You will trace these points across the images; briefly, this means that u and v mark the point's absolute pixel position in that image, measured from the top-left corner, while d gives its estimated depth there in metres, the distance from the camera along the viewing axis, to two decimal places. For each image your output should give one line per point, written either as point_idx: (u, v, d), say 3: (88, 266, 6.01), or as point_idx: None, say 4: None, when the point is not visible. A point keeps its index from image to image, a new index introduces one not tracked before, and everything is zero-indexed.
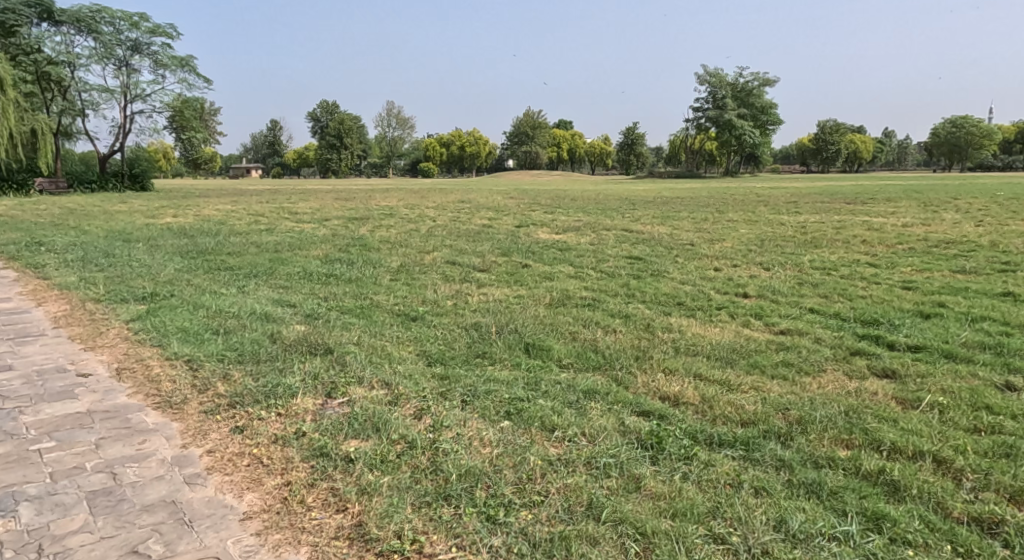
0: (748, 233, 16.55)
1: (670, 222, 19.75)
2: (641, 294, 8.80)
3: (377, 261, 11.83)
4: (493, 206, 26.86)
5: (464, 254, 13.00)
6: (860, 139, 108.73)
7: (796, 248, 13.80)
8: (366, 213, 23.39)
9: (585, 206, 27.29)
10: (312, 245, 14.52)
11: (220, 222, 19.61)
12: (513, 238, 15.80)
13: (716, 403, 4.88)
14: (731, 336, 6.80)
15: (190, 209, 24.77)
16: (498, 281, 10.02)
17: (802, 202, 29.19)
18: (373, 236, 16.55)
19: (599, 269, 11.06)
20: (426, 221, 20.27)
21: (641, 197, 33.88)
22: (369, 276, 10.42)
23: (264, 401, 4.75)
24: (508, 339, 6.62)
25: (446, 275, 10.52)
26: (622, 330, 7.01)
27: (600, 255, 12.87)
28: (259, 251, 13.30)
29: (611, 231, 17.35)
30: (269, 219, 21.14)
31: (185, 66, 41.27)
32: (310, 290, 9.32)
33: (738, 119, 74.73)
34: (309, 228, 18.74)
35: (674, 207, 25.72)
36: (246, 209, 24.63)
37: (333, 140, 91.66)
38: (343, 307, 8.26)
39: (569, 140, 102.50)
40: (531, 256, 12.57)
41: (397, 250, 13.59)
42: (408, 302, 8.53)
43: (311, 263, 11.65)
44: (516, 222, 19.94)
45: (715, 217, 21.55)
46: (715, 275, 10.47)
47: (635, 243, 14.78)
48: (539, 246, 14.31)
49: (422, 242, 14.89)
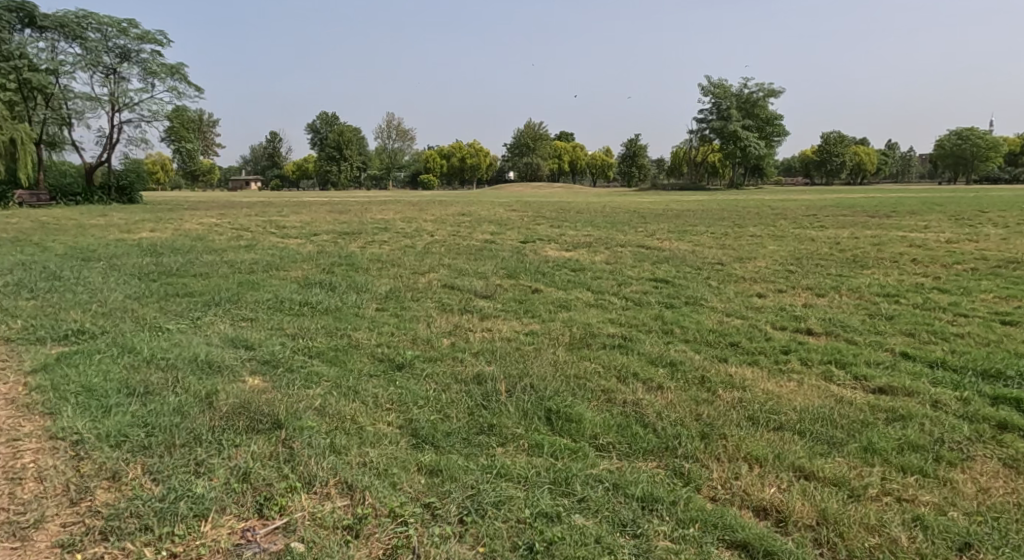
0: (779, 251, 14.97)
1: (688, 238, 18.17)
2: (681, 332, 7.17)
3: (362, 286, 10.21)
4: (495, 220, 25.25)
5: (465, 276, 11.41)
6: (865, 151, 107.28)
7: (840, 268, 12.18)
8: (359, 227, 21.78)
9: (593, 219, 25.65)
10: (293, 265, 12.92)
11: (199, 238, 18.01)
12: (519, 257, 14.23)
13: (837, 535, 3.30)
14: (817, 397, 5.17)
15: (171, 223, 23.13)
16: (504, 311, 8.41)
17: (821, 215, 27.59)
18: (365, 253, 14.98)
19: (622, 296, 9.44)
20: (423, 237, 18.65)
21: (650, 210, 32.26)
22: (353, 305, 8.80)
23: (153, 529, 3.23)
24: (522, 402, 4.98)
25: (444, 304, 8.90)
26: (671, 388, 5.37)
27: (620, 277, 11.26)
28: (231, 272, 11.70)
29: (627, 248, 15.73)
30: (254, 234, 19.53)
31: (176, 74, 39.87)
32: (277, 325, 7.70)
33: (743, 131, 73.42)
34: (296, 244, 17.15)
35: (689, 221, 24.12)
36: (232, 223, 23.06)
37: (333, 152, 90.41)
38: (313, 351, 6.61)
39: (571, 151, 101.19)
40: (540, 279, 10.96)
41: (389, 271, 11.97)
42: (393, 343, 6.87)
43: (286, 287, 10.05)
44: (520, 237, 18.33)
45: (736, 232, 19.93)
46: (761, 304, 8.85)
47: (657, 263, 13.16)
48: (549, 266, 12.71)
49: (418, 261, 13.30)
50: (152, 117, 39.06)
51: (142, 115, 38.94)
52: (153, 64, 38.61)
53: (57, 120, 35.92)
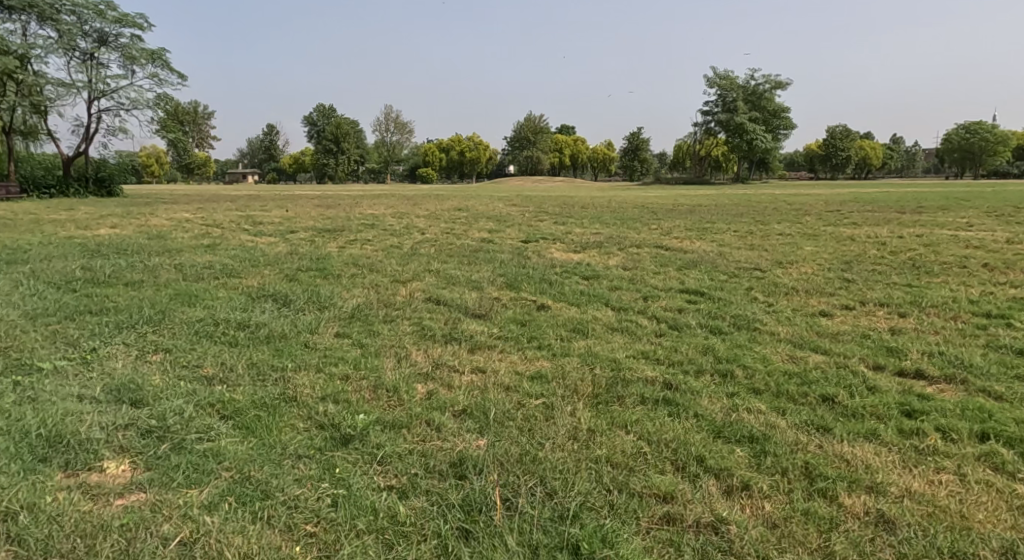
0: (820, 253, 12.96)
1: (710, 237, 16.15)
2: (748, 379, 5.17)
3: (326, 301, 8.20)
4: (494, 215, 23.19)
5: (455, 285, 9.41)
6: (871, 146, 105.24)
7: (904, 276, 10.19)
8: (344, 224, 19.81)
9: (600, 215, 23.69)
10: (253, 270, 10.93)
11: (160, 236, 16.02)
12: (520, 260, 12.24)
13: None
14: (1005, 515, 3.20)
15: (139, 218, 21.12)
16: (502, 341, 6.41)
17: (845, 211, 25.58)
18: (342, 255, 12.99)
19: (653, 318, 7.43)
20: (413, 235, 16.71)
21: (661, 204, 30.20)
22: (305, 329, 6.79)
23: None
24: (527, 534, 3.10)
25: (423, 327, 6.90)
26: (764, 492, 3.41)
27: (643, 288, 9.27)
28: (173, 280, 9.72)
29: (643, 249, 13.77)
30: (224, 231, 17.51)
31: (158, 60, 37.82)
32: (195, 363, 5.68)
33: (750, 123, 71.25)
34: (267, 243, 15.15)
35: (706, 217, 22.09)
36: (205, 219, 21.06)
37: (330, 144, 88.29)
38: (227, 410, 4.62)
39: (572, 145, 99.15)
40: (546, 291, 8.95)
41: (364, 279, 9.97)
42: (345, 394, 4.86)
43: (232, 302, 8.08)
44: (522, 236, 16.37)
45: (762, 230, 17.91)
46: (834, 328, 6.82)
47: (683, 268, 11.15)
48: (556, 272, 10.74)
49: (401, 265, 11.31)
50: (132, 105, 37.07)
51: (121, 103, 36.93)
52: (132, 48, 36.55)
53: (31, 108, 33.96)
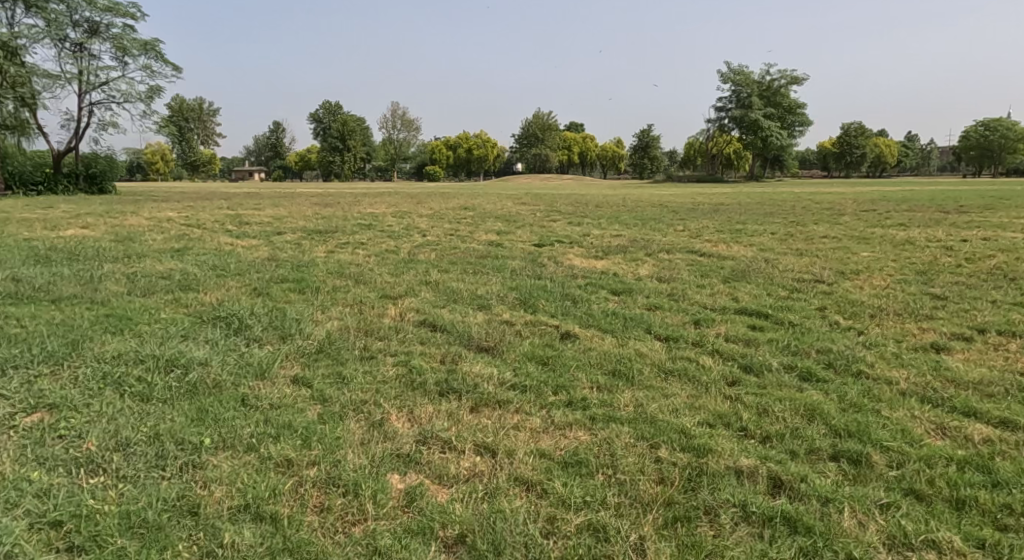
0: (884, 261, 11.11)
1: (746, 241, 14.31)
2: (899, 473, 3.39)
3: (291, 328, 6.42)
4: (502, 216, 21.34)
5: (456, 304, 7.62)
6: (887, 144, 102.83)
7: (1004, 290, 8.33)
8: (339, 225, 18.06)
9: (618, 215, 21.92)
10: (218, 282, 9.17)
11: (129, 238, 14.28)
12: (535, 269, 10.44)
13: None
14: None
15: (116, 218, 19.36)
16: (518, 395, 4.61)
17: (882, 210, 23.65)
18: (328, 262, 11.22)
19: (716, 355, 5.61)
20: (413, 237, 14.95)
21: (679, 204, 28.37)
22: (252, 376, 5.01)
23: None
24: None
25: (412, 371, 5.09)
26: None
27: (690, 308, 7.46)
28: (114, 295, 7.99)
29: (675, 256, 11.98)
30: (203, 233, 15.74)
31: (151, 51, 36.21)
32: (75, 433, 3.92)
33: (765, 120, 69.08)
34: (248, 247, 13.41)
35: (733, 218, 20.17)
36: (189, 218, 19.36)
37: (336, 142, 86.50)
38: (80, 539, 2.92)
39: (582, 142, 97.21)
40: (571, 314, 7.14)
41: (347, 296, 8.19)
42: (276, 503, 3.18)
43: (170, 329, 6.31)
44: (534, 239, 14.56)
45: (801, 233, 16.03)
46: (971, 373, 4.99)
47: (730, 280, 9.35)
48: (579, 285, 8.93)
49: (395, 276, 9.55)
50: (124, 98, 35.46)
51: (112, 96, 35.33)
52: (124, 39, 34.96)
53: (16, 100, 32.40)
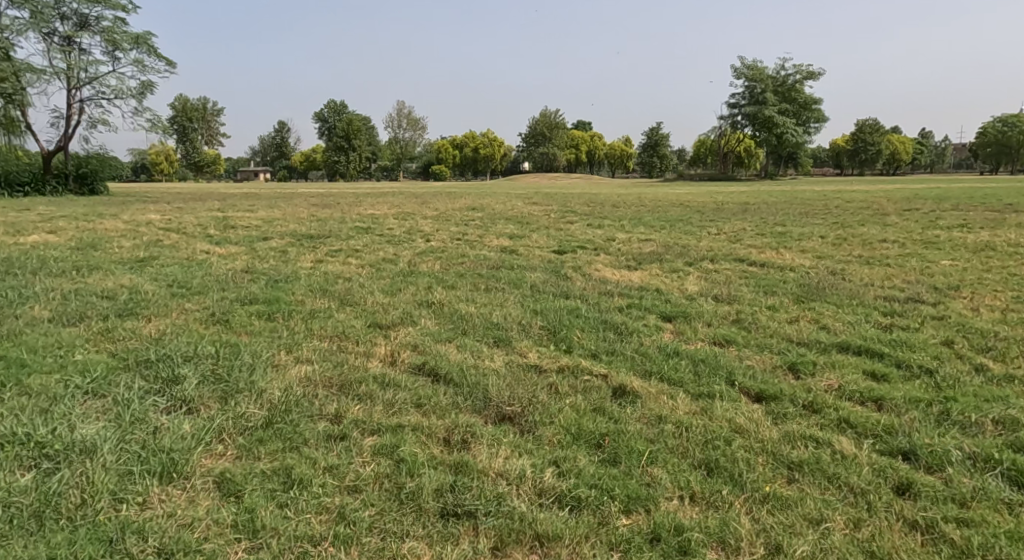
0: (975, 272, 9.29)
1: (796, 246, 12.48)
2: None
3: (240, 380, 4.66)
4: (513, 217, 19.53)
5: (466, 340, 5.88)
6: (902, 141, 100.40)
7: None
8: (335, 228, 16.33)
9: (639, 216, 20.13)
10: (171, 304, 7.45)
11: (92, 244, 12.58)
12: (560, 284, 8.67)
13: None
14: None
15: (89, 221, 17.65)
16: (571, 526, 2.92)
17: (925, 211, 21.74)
18: (313, 275, 9.48)
19: (849, 429, 3.83)
20: (414, 244, 13.22)
21: (702, 203, 26.46)
22: (152, 476, 3.26)
23: None
24: None
25: (402, 468, 3.34)
26: None
27: (773, 345, 5.67)
28: (28, 324, 6.27)
29: (721, 266, 10.21)
30: (179, 239, 14.01)
31: (143, 45, 34.64)
32: None
33: (779, 116, 67.02)
34: (226, 256, 11.69)
35: (766, 219, 18.31)
36: (171, 222, 17.64)
37: (341, 141, 84.72)
38: None
39: (590, 141, 95.37)
40: (620, 354, 5.37)
41: (326, 324, 6.43)
42: None
43: (67, 382, 4.55)
44: (553, 245, 12.82)
45: (853, 236, 14.19)
46: None
47: (804, 299, 7.58)
48: (619, 307, 7.15)
49: (390, 295, 7.81)
50: (115, 94, 33.90)
51: (103, 92, 33.77)
52: (115, 32, 33.37)
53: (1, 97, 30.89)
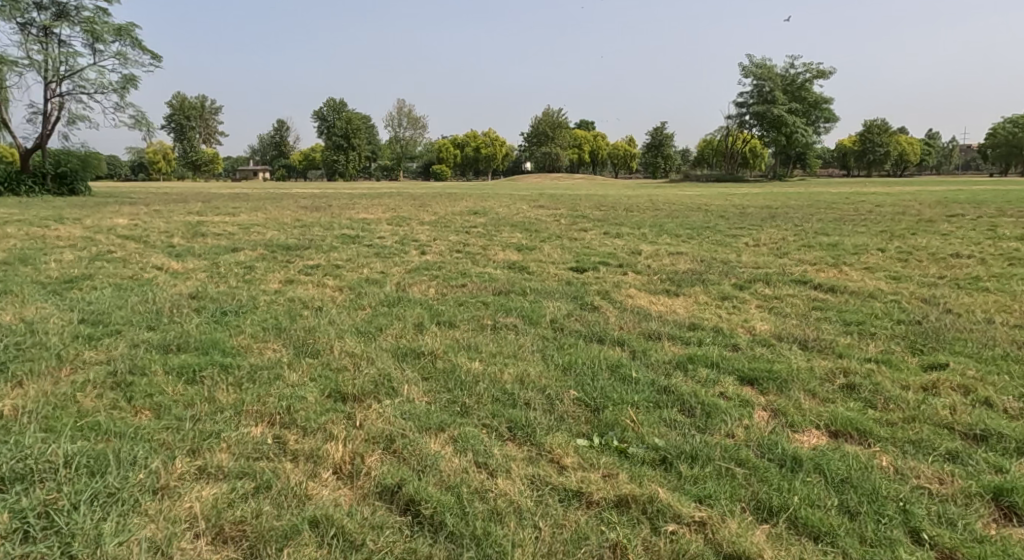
0: None
1: (857, 264, 10.53)
2: None
3: (76, 535, 2.81)
4: (519, 223, 17.55)
5: (466, 428, 3.95)
6: (910, 142, 98.35)
7: None
8: (319, 237, 14.38)
9: (657, 222, 18.14)
10: (66, 351, 5.46)
11: (24, 257, 10.61)
12: (587, 320, 6.75)
13: None
14: None
15: (44, 227, 15.71)
16: None
17: (971, 216, 19.71)
18: (275, 302, 7.53)
19: None
20: (406, 257, 11.28)
21: (721, 207, 24.47)
22: None
23: None
24: None
25: None
26: None
27: (936, 439, 3.71)
28: None
29: (779, 292, 8.28)
30: (135, 250, 12.08)
31: (126, 37, 32.72)
32: None
33: (789, 115, 64.86)
34: (179, 273, 9.76)
35: (803, 226, 16.32)
36: (133, 228, 15.65)
37: (340, 140, 82.48)
38: None
39: (594, 140, 93.34)
40: (707, 467, 3.45)
41: (264, 398, 4.47)
42: None
43: None
44: (568, 260, 10.89)
45: (916, 250, 12.22)
46: None
47: (919, 347, 5.63)
48: (677, 363, 5.20)
49: (366, 340, 5.87)
50: (95, 88, 31.96)
51: (82, 86, 31.86)
52: (95, 22, 31.41)
53: None
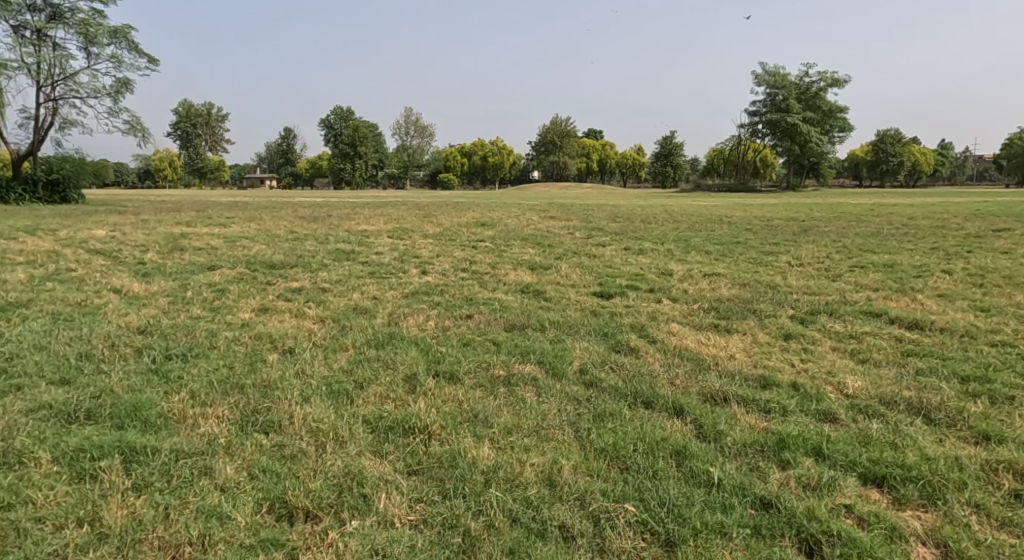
0: None
1: (927, 290, 9.03)
2: None
3: None
4: (530, 236, 16.11)
5: None
6: (924, 152, 96.51)
7: None
8: (309, 252, 12.99)
9: (680, 236, 16.67)
10: None
11: None
12: (627, 369, 5.26)
13: None
14: None
15: (13, 239, 14.32)
16: None
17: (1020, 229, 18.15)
18: (237, 341, 6.10)
19: None
20: (403, 277, 9.84)
21: (744, 218, 22.93)
22: None
23: None
24: None
25: None
26: None
27: None
28: None
29: (853, 328, 6.79)
30: (99, 268, 10.66)
31: (121, 39, 31.54)
32: None
33: (804, 124, 63.25)
34: (138, 298, 8.34)
35: (844, 242, 14.79)
36: (108, 240, 14.28)
37: (346, 148, 81.33)
38: None
39: (603, 149, 92.00)
40: None
41: (174, 517, 3.04)
42: None
43: None
44: (589, 282, 9.43)
45: (985, 272, 10.70)
46: None
47: None
48: (765, 448, 3.72)
49: (339, 403, 4.40)
50: (89, 92, 30.77)
51: (76, 91, 30.67)
52: (90, 24, 30.18)
53: None
